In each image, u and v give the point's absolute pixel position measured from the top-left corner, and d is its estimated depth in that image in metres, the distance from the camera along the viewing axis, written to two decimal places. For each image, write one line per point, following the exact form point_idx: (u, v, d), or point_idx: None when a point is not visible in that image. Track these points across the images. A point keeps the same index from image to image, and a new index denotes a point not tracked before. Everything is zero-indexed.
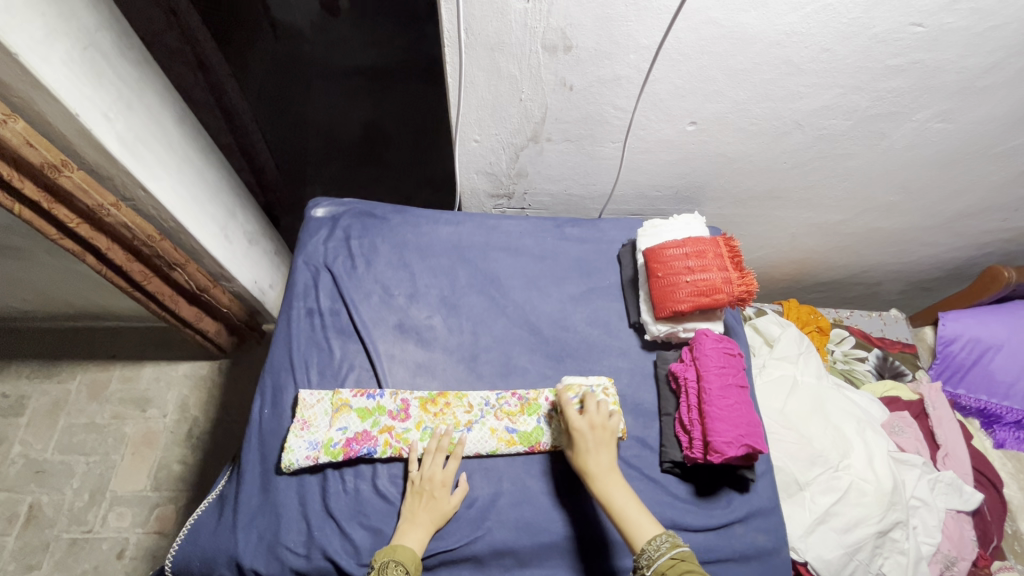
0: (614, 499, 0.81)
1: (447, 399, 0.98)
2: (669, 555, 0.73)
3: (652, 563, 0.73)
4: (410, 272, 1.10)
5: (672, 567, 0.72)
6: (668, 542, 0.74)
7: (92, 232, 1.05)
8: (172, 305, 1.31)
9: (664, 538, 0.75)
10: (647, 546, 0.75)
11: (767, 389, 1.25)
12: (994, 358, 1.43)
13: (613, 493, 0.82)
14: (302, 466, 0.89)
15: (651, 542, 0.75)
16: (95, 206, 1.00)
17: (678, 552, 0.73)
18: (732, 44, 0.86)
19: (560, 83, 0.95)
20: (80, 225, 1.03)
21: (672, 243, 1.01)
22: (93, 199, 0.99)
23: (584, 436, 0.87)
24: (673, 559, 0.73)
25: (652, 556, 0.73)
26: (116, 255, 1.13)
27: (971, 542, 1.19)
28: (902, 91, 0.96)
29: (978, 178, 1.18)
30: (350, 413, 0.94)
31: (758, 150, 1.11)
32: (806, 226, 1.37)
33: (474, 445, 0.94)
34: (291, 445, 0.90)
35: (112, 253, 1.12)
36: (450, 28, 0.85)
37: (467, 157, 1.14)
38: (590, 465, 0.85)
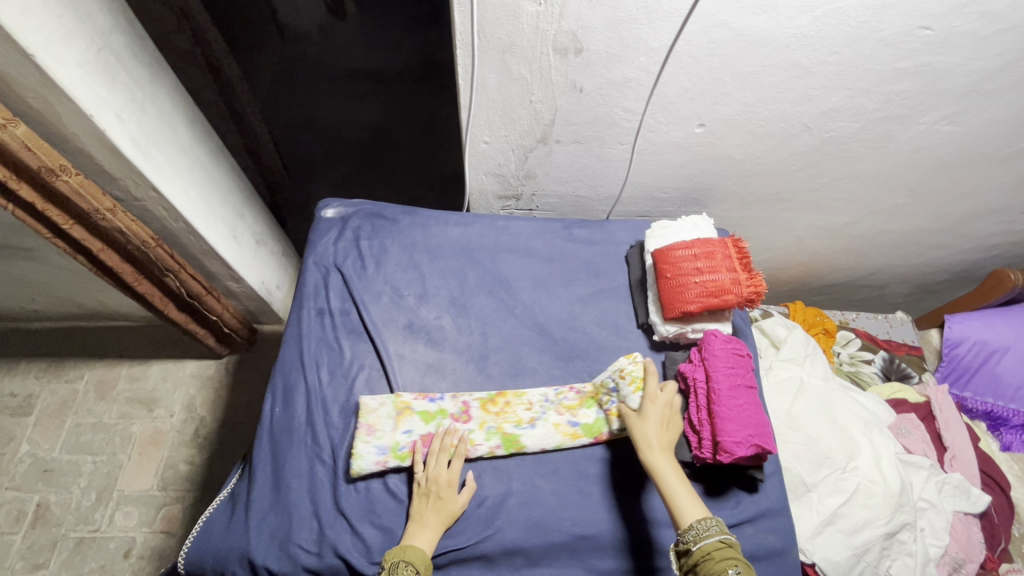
0: (666, 474, 0.81)
1: (506, 398, 1.00)
2: (717, 537, 0.72)
3: (699, 541, 0.72)
4: (419, 272, 1.11)
5: (719, 550, 0.71)
6: (717, 526, 0.74)
7: (86, 234, 1.07)
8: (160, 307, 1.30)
9: (714, 521, 0.74)
10: (695, 523, 0.74)
11: (774, 391, 1.25)
12: (1000, 361, 1.44)
13: (666, 468, 0.82)
14: (372, 470, 0.90)
15: (700, 521, 0.74)
16: (92, 210, 1.01)
17: (726, 537, 0.73)
18: (741, 47, 0.87)
19: (570, 86, 0.96)
20: (74, 228, 1.04)
21: (680, 244, 1.01)
22: (88, 203, 1.00)
23: (652, 411, 0.88)
24: (720, 543, 0.72)
25: (699, 533, 0.73)
26: (108, 259, 1.13)
27: (978, 544, 1.19)
28: (910, 94, 0.96)
29: (984, 181, 1.18)
30: (413, 416, 0.96)
31: (765, 153, 1.11)
32: (813, 228, 1.38)
33: (536, 441, 0.96)
34: (359, 450, 0.91)
35: (105, 255, 1.12)
36: (462, 31, 0.86)
37: (477, 159, 1.15)
38: (647, 440, 0.85)
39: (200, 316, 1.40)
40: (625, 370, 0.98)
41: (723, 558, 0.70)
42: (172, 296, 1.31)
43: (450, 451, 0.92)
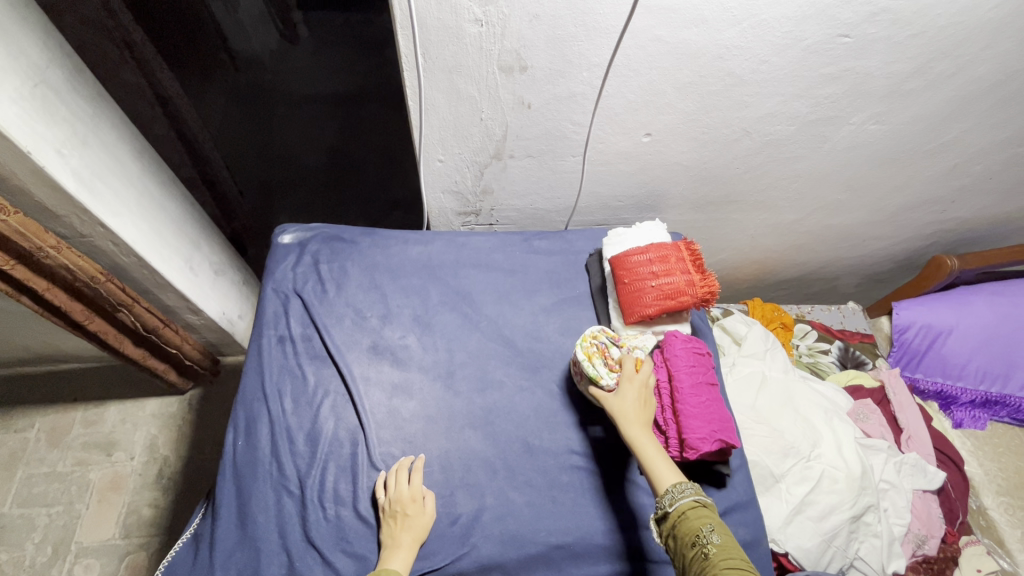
0: (643, 446, 0.81)
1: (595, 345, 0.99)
2: (692, 497, 0.73)
3: (675, 503, 0.73)
4: (382, 293, 1.11)
5: (694, 509, 0.72)
6: (693, 489, 0.74)
7: (28, 273, 1.03)
8: (114, 343, 1.26)
9: (689, 486, 0.75)
10: (671, 488, 0.75)
11: (738, 386, 1.33)
12: (945, 342, 1.52)
13: (642, 439, 0.82)
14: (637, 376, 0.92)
15: (676, 486, 0.75)
16: (33, 249, 0.98)
17: (701, 498, 0.74)
18: (678, 59, 0.91)
19: (518, 102, 0.98)
20: (16, 267, 1.00)
21: (636, 250, 1.04)
22: (31, 241, 0.97)
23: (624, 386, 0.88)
24: (695, 503, 0.73)
25: (675, 497, 0.74)
26: (54, 297, 1.09)
27: (938, 520, 1.24)
28: (838, 97, 1.02)
29: (914, 173, 1.26)
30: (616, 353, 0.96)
31: (711, 158, 1.16)
32: (763, 227, 1.44)
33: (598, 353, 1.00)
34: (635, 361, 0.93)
35: (51, 294, 1.08)
36: (408, 53, 0.88)
37: (433, 177, 1.16)
38: (626, 411, 0.85)
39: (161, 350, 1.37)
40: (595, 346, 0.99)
41: (699, 516, 0.71)
42: (127, 333, 1.28)
43: (408, 469, 0.91)
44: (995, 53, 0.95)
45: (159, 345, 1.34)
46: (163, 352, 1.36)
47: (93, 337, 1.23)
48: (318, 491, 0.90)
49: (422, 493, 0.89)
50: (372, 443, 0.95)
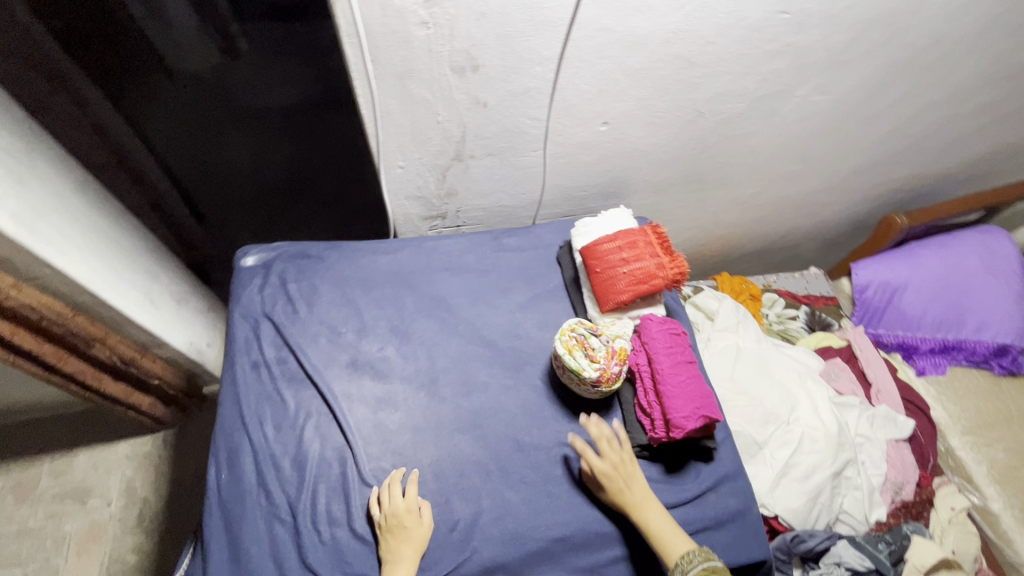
0: (647, 519, 0.86)
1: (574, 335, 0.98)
2: (704, 565, 0.80)
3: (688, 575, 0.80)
4: (355, 307, 1.09)
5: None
6: (702, 556, 0.82)
7: None
8: (94, 383, 1.21)
9: (698, 552, 0.82)
10: (682, 560, 0.81)
11: (715, 360, 1.36)
12: (902, 296, 1.60)
13: (646, 511, 0.87)
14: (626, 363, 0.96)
15: (685, 556, 0.82)
16: None
17: (712, 564, 0.81)
18: (627, 46, 0.92)
19: (474, 101, 0.98)
20: None
21: (604, 238, 1.04)
22: None
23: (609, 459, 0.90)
24: (708, 570, 0.80)
25: (688, 568, 0.80)
26: (22, 341, 1.04)
27: (913, 466, 1.29)
28: (782, 72, 1.06)
29: (859, 139, 1.32)
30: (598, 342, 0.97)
31: (667, 141, 1.18)
32: (724, 203, 1.48)
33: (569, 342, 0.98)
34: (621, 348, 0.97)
35: (17, 338, 1.03)
36: (356, 61, 0.86)
37: (395, 184, 1.14)
38: (624, 485, 0.88)
39: (142, 384, 1.32)
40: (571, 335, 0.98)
41: None
42: (105, 370, 1.23)
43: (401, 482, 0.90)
44: (923, 18, 1.00)
45: (141, 378, 1.30)
46: (146, 385, 1.32)
47: (72, 380, 1.18)
48: (311, 516, 0.89)
49: (418, 504, 0.88)
50: (361, 460, 0.93)
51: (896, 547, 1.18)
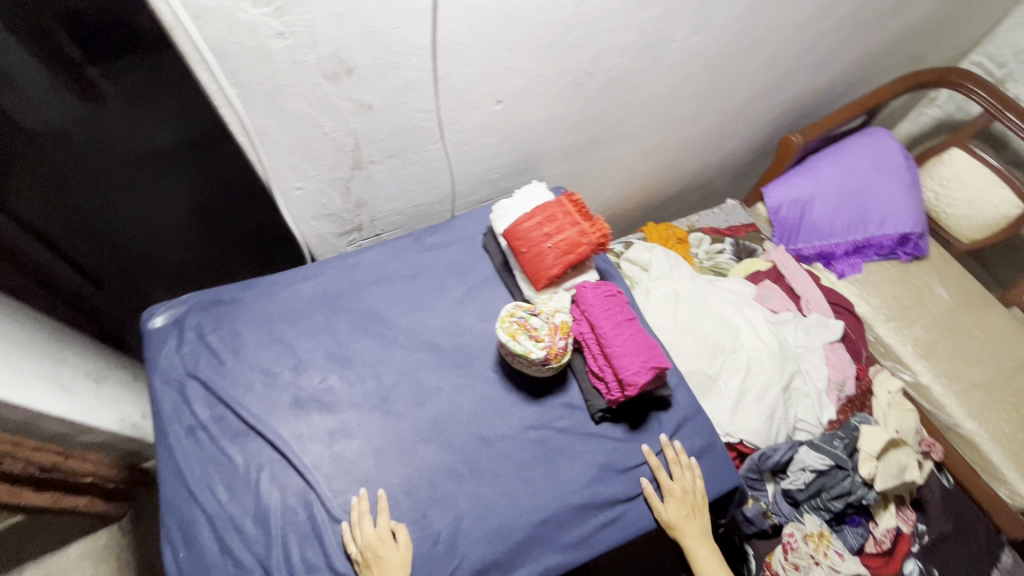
0: (695, 546, 0.92)
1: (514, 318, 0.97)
2: None
3: None
4: (286, 343, 1.03)
5: None
6: None
7: None
8: (16, 502, 1.05)
9: None
10: None
11: (657, 308, 1.40)
12: (812, 209, 1.70)
13: (694, 539, 0.92)
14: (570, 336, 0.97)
15: None
16: None
17: None
18: (500, 20, 0.90)
19: (359, 106, 0.92)
20: None
21: (522, 217, 1.03)
22: None
23: (673, 491, 0.93)
24: None
25: None
26: None
27: (848, 362, 1.39)
28: (657, 19, 1.08)
29: (740, 69, 1.37)
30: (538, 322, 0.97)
31: (565, 107, 1.18)
32: (634, 156, 1.50)
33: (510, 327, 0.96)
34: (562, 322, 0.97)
35: None
36: (214, 86, 0.79)
37: (297, 207, 1.07)
38: (681, 515, 0.91)
39: (71, 486, 1.19)
40: (511, 320, 0.96)
41: None
42: (23, 483, 1.07)
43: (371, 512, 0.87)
44: None
45: (69, 479, 1.17)
46: (77, 484, 1.19)
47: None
48: (286, 568, 0.85)
49: (391, 531, 0.86)
50: (326, 498, 0.89)
51: (850, 440, 1.25)
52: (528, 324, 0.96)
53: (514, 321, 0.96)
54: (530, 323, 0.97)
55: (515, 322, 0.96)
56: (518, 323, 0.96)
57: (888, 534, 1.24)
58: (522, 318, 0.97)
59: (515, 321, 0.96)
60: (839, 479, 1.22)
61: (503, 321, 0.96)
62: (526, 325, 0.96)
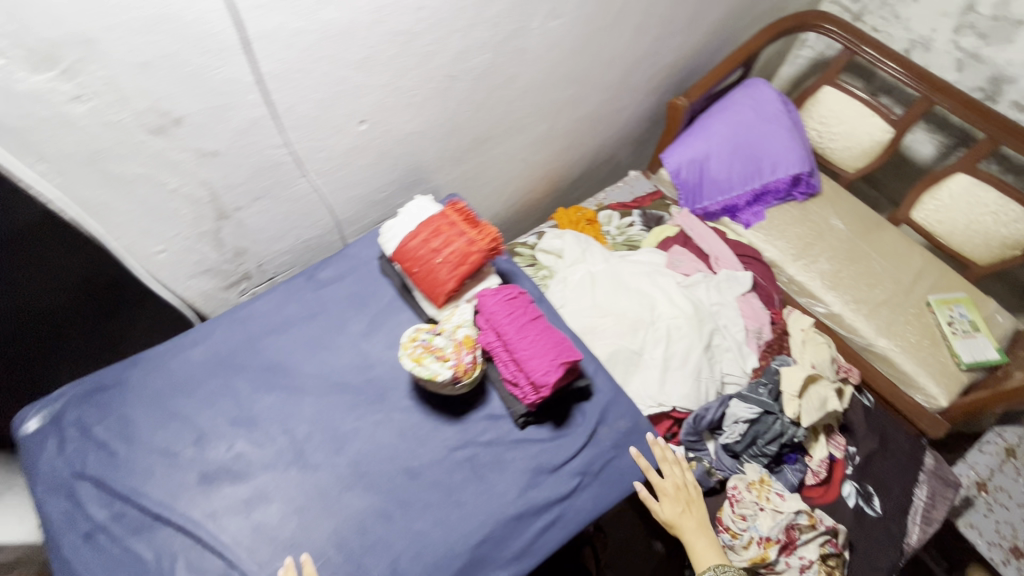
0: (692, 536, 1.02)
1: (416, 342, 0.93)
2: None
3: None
4: (183, 418, 0.96)
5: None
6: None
7: None
8: None
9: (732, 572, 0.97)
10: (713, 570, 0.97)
11: (576, 294, 1.41)
12: (709, 167, 1.76)
13: (691, 529, 1.03)
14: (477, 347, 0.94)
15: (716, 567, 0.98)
16: None
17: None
18: (336, 40, 0.85)
19: (202, 155, 0.86)
20: None
21: (408, 237, 0.99)
22: None
23: (666, 490, 1.02)
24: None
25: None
26: None
27: (762, 310, 1.44)
28: (508, 11, 1.06)
29: (609, 45, 1.38)
30: (441, 340, 0.94)
31: (437, 114, 1.14)
32: (526, 147, 1.49)
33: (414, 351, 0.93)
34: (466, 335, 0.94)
35: None
36: (16, 163, 0.71)
37: (168, 270, 0.99)
38: (676, 512, 1.02)
39: None
40: (413, 344, 0.93)
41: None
42: None
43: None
44: None
45: None
46: None
47: None
48: None
49: None
50: (251, 573, 0.84)
51: (773, 385, 1.30)
52: (431, 345, 0.93)
53: (416, 345, 0.93)
54: (434, 343, 0.93)
55: (418, 346, 0.93)
56: (422, 346, 0.93)
57: (823, 464, 1.30)
58: (424, 341, 0.93)
59: (418, 345, 0.93)
60: (770, 424, 1.27)
61: (405, 347, 0.93)
62: (430, 347, 0.93)
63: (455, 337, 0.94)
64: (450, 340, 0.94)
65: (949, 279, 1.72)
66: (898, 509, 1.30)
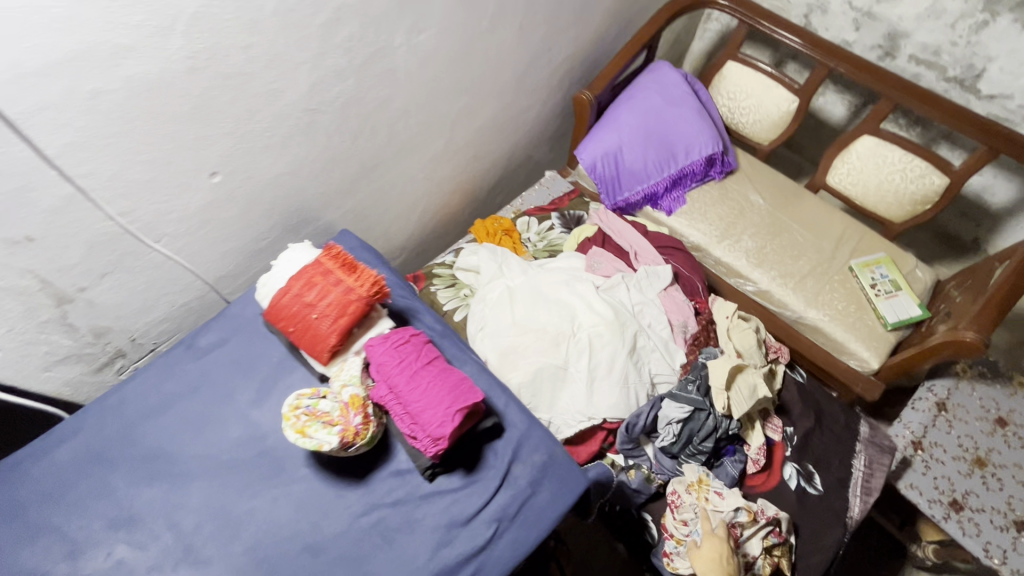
0: None
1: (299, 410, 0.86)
2: None
3: None
4: (51, 530, 0.86)
5: None
6: None
7: None
8: None
9: None
10: None
11: (495, 313, 1.36)
12: (624, 158, 1.71)
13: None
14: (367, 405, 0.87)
15: None
16: None
17: None
18: (148, 96, 0.76)
19: (13, 242, 0.76)
20: None
21: (280, 293, 0.91)
22: None
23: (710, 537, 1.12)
24: None
25: None
26: None
27: (686, 304, 1.41)
28: (360, 33, 0.98)
29: (491, 50, 1.32)
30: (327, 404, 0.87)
31: (305, 151, 1.06)
32: (424, 165, 1.41)
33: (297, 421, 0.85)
34: (353, 395, 0.87)
35: None
36: None
37: (12, 368, 0.89)
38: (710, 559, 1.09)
39: None
40: (296, 413, 0.85)
41: None
42: None
43: None
44: None
45: None
46: None
47: None
48: None
49: None
50: None
51: (701, 381, 1.26)
52: (316, 410, 0.86)
53: (299, 413, 0.86)
54: (318, 409, 0.86)
55: (301, 414, 0.86)
56: (305, 414, 0.86)
57: (761, 451, 1.29)
58: (308, 407, 0.86)
59: (300, 413, 0.86)
60: (703, 420, 1.24)
61: (286, 416, 0.85)
62: (314, 413, 0.86)
63: (341, 399, 0.87)
64: (336, 403, 0.86)
65: (869, 240, 1.74)
66: (838, 483, 1.31)
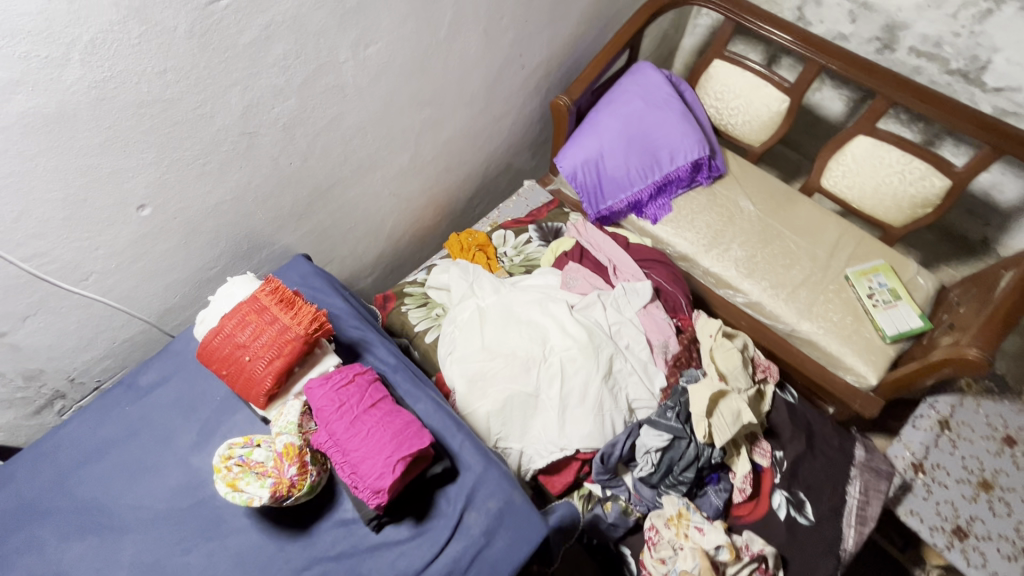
0: None
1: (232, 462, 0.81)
2: None
3: None
4: None
5: None
6: None
7: None
8: None
9: None
10: None
11: (464, 336, 1.29)
12: (604, 165, 1.63)
13: None
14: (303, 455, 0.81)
15: None
16: None
17: None
18: (50, 131, 0.71)
19: None
20: None
21: (212, 334, 0.85)
22: None
23: None
24: None
25: None
26: None
27: (666, 322, 1.34)
28: (297, 50, 0.91)
29: (452, 60, 1.25)
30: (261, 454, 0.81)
31: (249, 176, 1.00)
32: (389, 181, 1.35)
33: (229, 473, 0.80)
34: (286, 444, 0.80)
35: None
36: None
37: None
38: None
39: None
40: (228, 465, 0.80)
41: None
42: None
43: None
44: None
45: None
46: None
47: None
48: None
49: None
50: None
51: (681, 408, 1.18)
52: (250, 461, 0.81)
53: (232, 465, 0.81)
54: (252, 459, 0.81)
55: (234, 466, 0.81)
56: (238, 465, 0.81)
57: (747, 480, 1.20)
58: (242, 458, 0.81)
59: (233, 465, 0.81)
60: (683, 449, 1.15)
61: (218, 468, 0.80)
62: (248, 464, 0.81)
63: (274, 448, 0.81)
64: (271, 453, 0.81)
65: (867, 246, 1.65)
66: (830, 512, 1.22)
